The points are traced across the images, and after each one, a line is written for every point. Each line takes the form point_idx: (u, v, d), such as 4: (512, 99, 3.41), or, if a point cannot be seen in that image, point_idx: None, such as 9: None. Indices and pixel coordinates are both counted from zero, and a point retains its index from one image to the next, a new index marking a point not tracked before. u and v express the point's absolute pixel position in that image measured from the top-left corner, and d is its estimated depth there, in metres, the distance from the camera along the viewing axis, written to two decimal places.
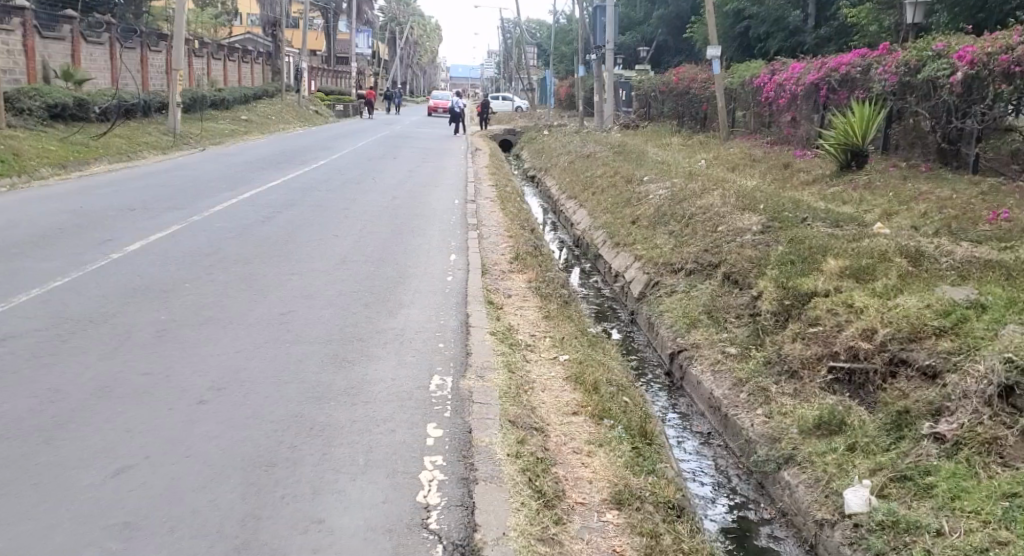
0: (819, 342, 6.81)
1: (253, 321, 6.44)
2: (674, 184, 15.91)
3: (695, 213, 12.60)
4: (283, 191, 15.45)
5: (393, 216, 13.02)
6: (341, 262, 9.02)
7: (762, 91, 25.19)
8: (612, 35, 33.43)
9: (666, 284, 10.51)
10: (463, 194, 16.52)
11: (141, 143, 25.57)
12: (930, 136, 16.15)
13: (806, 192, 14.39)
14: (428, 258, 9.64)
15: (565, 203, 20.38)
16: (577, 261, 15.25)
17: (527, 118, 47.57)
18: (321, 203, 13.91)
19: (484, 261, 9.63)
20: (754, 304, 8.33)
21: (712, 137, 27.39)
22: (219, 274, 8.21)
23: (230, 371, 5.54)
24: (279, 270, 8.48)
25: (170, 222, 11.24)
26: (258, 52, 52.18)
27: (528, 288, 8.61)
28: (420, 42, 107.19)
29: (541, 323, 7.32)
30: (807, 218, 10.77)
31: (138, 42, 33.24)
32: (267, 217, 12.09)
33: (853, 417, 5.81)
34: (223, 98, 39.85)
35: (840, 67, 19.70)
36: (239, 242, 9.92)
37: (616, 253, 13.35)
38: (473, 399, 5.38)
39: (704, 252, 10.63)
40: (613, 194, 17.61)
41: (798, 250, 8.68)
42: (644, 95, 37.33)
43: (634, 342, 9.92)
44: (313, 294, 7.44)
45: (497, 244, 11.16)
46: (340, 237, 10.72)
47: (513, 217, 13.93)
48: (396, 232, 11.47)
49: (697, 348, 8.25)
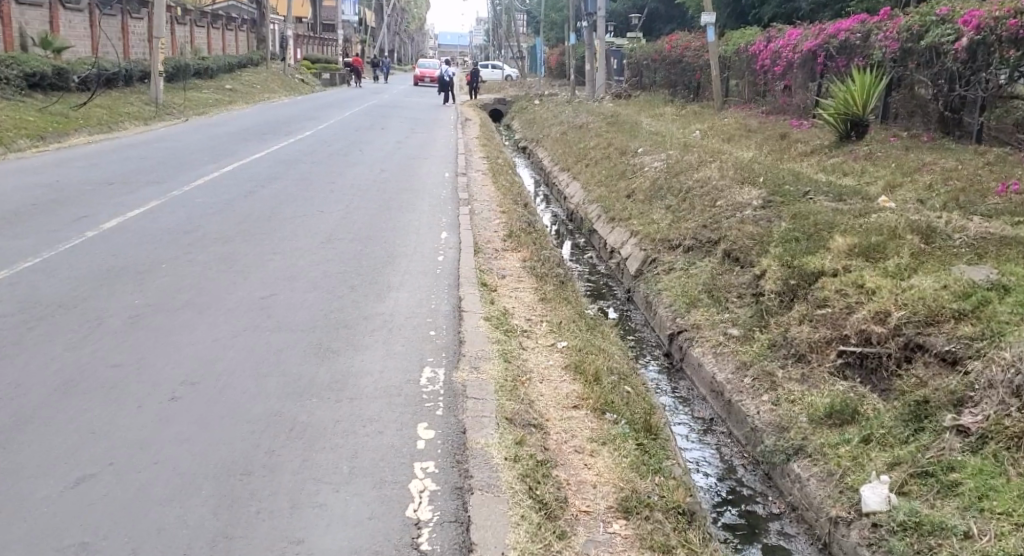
0: (827, 324, 6.49)
1: (231, 307, 6.09)
2: (669, 156, 15.55)
3: (692, 187, 12.27)
4: (268, 163, 15.03)
5: (381, 190, 12.64)
6: (327, 240, 8.67)
7: (756, 58, 24.75)
8: (603, 3, 32.92)
9: (664, 262, 10.20)
10: (453, 166, 16.13)
11: (122, 113, 25.03)
12: (932, 105, 15.86)
13: (805, 164, 14.05)
14: (417, 236, 9.29)
15: (557, 175, 20.01)
16: (570, 236, 14.91)
17: (518, 87, 47.05)
18: (307, 177, 13.51)
19: (477, 239, 9.29)
20: (757, 283, 8.00)
21: (705, 107, 27.01)
22: (198, 253, 7.85)
23: (206, 363, 5.21)
24: (261, 249, 8.12)
25: (149, 197, 10.83)
26: (243, 20, 51.36)
27: (522, 268, 8.27)
28: (407, 10, 106.06)
29: (537, 306, 6.99)
30: (809, 192, 10.46)
31: (118, 9, 32.55)
32: (251, 191, 11.70)
33: (868, 405, 5.51)
34: (207, 67, 39.18)
35: (839, 34, 19.28)
36: (221, 219, 9.54)
37: (611, 228, 13.02)
38: (467, 394, 5.06)
39: (703, 228, 10.31)
40: (606, 166, 17.24)
41: (803, 227, 8.35)
42: (635, 64, 36.87)
43: (631, 322, 9.62)
44: (296, 276, 7.09)
45: (490, 220, 10.81)
46: (326, 213, 10.35)
47: (505, 190, 13.57)
48: (384, 207, 11.10)
49: (697, 330, 7.93)
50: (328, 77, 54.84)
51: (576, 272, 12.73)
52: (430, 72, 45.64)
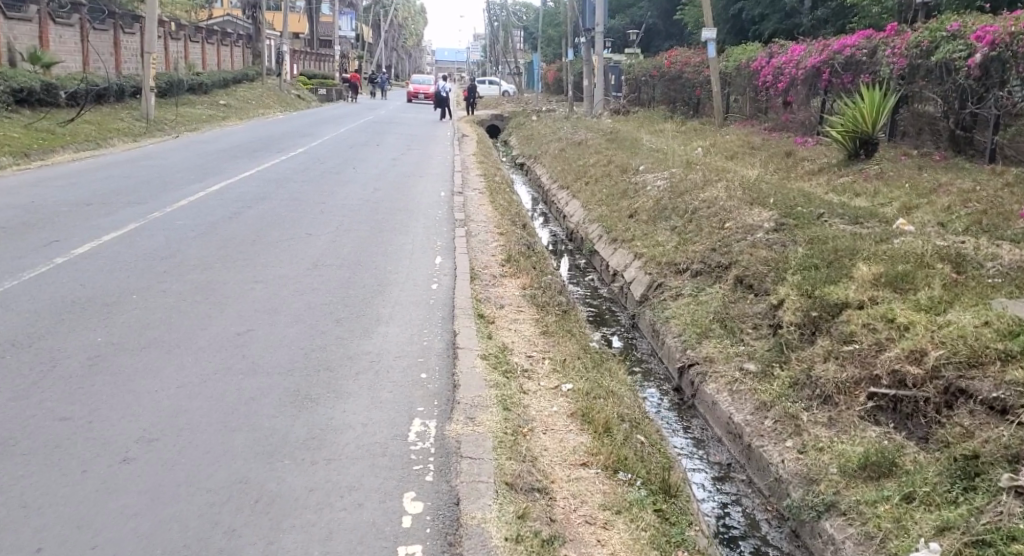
0: (855, 363, 5.96)
1: (200, 347, 5.57)
2: (672, 174, 15.07)
3: (699, 207, 11.76)
4: (256, 182, 14.54)
5: (374, 210, 12.13)
6: (315, 266, 8.16)
7: (758, 74, 24.26)
8: (601, 18, 32.54)
9: (671, 287, 9.67)
10: (449, 185, 15.62)
11: (111, 129, 24.56)
12: (942, 123, 15.42)
13: (814, 184, 13.56)
14: (410, 261, 8.77)
15: (556, 194, 19.51)
16: (570, 257, 14.39)
17: (515, 103, 46.64)
18: (296, 196, 13.03)
19: (473, 264, 8.77)
20: (774, 313, 7.48)
21: (706, 123, 26.55)
22: (173, 281, 7.36)
23: (167, 415, 4.70)
24: (243, 277, 7.62)
25: (128, 220, 10.34)
26: (238, 35, 51.00)
27: (522, 296, 7.76)
28: (405, 26, 106.06)
29: (539, 339, 6.46)
30: (823, 214, 9.95)
31: (110, 24, 32.18)
32: (237, 213, 11.20)
33: (907, 457, 4.99)
34: (201, 83, 38.76)
35: (844, 50, 18.84)
36: (202, 243, 9.03)
37: (613, 250, 12.49)
38: (462, 453, 4.52)
39: (712, 252, 9.79)
40: (607, 185, 16.75)
41: (822, 252, 7.83)
42: (634, 80, 36.47)
43: (637, 351, 9.09)
44: (276, 308, 6.58)
45: (487, 242, 10.29)
46: (315, 235, 9.84)
47: (503, 210, 13.06)
48: (376, 228, 10.59)
49: (710, 362, 7.41)
50: (323, 92, 54.47)
51: (576, 295, 12.20)
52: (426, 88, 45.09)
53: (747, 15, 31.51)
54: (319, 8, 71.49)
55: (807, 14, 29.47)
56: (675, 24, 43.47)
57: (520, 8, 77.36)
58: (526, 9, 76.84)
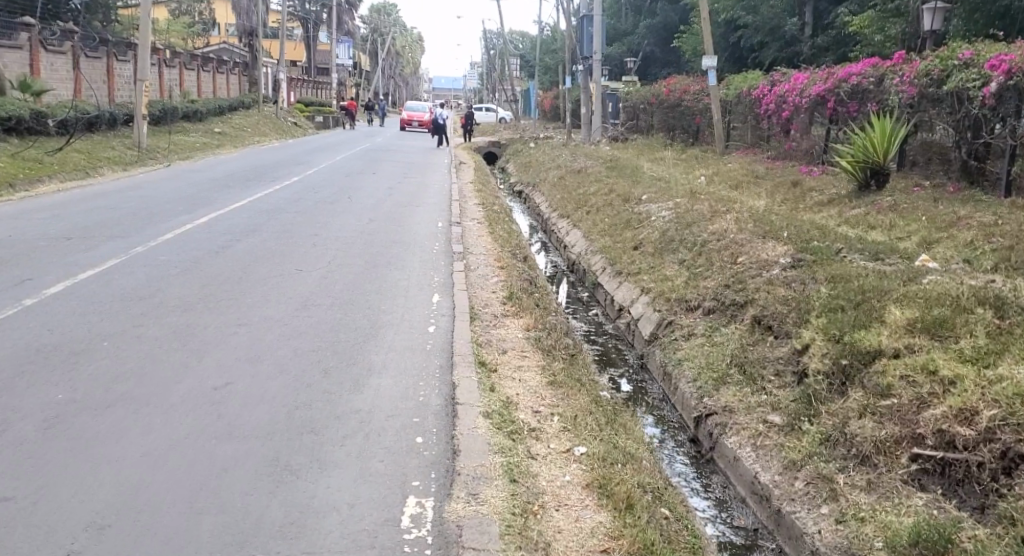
0: (894, 419, 5.43)
1: (171, 406, 5.04)
2: (677, 204, 14.58)
3: (708, 240, 11.25)
4: (246, 213, 14.05)
5: (368, 242, 11.62)
6: (303, 306, 7.64)
7: (760, 102, 23.81)
8: (599, 46, 32.25)
9: (682, 325, 9.16)
10: (447, 214, 15.14)
11: (102, 157, 24.13)
12: (954, 153, 14.98)
13: (825, 216, 13.07)
14: (406, 299, 8.25)
15: (555, 223, 19.01)
16: (572, 290, 13.87)
17: (512, 130, 46.26)
18: (287, 228, 12.54)
19: (473, 303, 8.26)
20: (799, 359, 6.96)
21: (707, 151, 26.14)
22: (150, 325, 6.83)
23: (124, 496, 4.16)
24: (225, 319, 7.10)
25: (108, 255, 9.84)
26: (234, 63, 50.78)
27: (526, 338, 7.24)
28: (403, 54, 106.17)
29: (545, 390, 5.91)
30: (841, 249, 9.45)
31: (103, 52, 31.86)
32: (225, 247, 10.71)
33: (963, 535, 4.49)
34: (196, 110, 38.43)
35: (850, 78, 18.36)
36: (184, 281, 8.53)
37: (618, 283, 11.96)
38: (463, 540, 3.98)
39: (725, 288, 9.29)
40: (609, 215, 16.26)
41: (848, 292, 7.32)
42: (633, 107, 36.12)
43: (648, 395, 8.57)
44: (260, 356, 6.05)
45: (488, 278, 9.76)
46: (305, 272, 9.33)
47: (502, 241, 12.53)
48: (370, 263, 10.08)
49: (730, 411, 6.87)
50: (320, 119, 54.18)
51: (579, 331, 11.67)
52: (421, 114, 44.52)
53: (746, 43, 31.20)
54: (317, 36, 71.44)
55: (808, 41, 29.13)
56: (673, 51, 43.25)
57: (517, 36, 77.34)
58: (523, 36, 76.83)
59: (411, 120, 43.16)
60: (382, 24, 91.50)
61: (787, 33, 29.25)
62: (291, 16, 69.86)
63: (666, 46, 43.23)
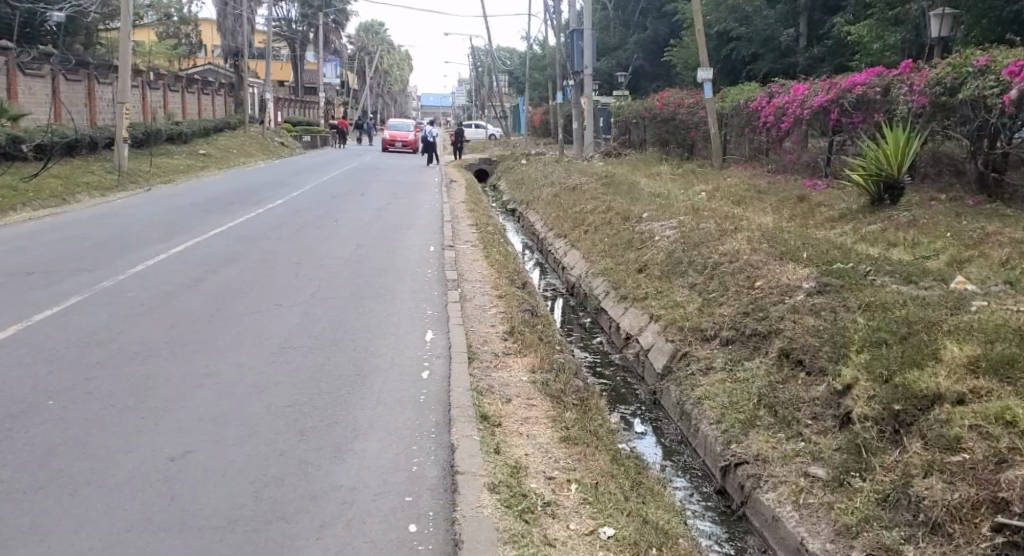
0: (967, 479, 4.74)
1: (118, 491, 4.36)
2: (681, 223, 13.83)
3: (720, 261, 10.48)
4: (225, 241, 13.29)
5: (354, 270, 10.84)
6: (281, 350, 6.88)
7: (758, 113, 23.05)
8: (589, 60, 31.61)
9: (698, 357, 8.40)
10: (439, 237, 14.37)
11: (81, 182, 23.34)
12: (969, 164, 14.33)
13: (839, 232, 12.37)
14: (395, 336, 7.50)
15: (552, 243, 18.27)
16: (573, 314, 13.12)
17: (503, 146, 45.61)
18: (268, 257, 11.79)
19: (470, 339, 7.50)
20: (839, 400, 6.21)
21: (704, 165, 25.47)
22: (105, 378, 6.04)
23: None
24: (190, 369, 6.32)
25: (71, 292, 9.03)
26: (219, 84, 49.99)
27: (529, 380, 6.47)
28: (391, 72, 105.63)
29: (556, 445, 5.17)
30: (869, 272, 8.71)
31: (84, 74, 31.13)
32: (200, 280, 9.92)
33: None
34: (180, 132, 37.68)
35: (855, 87, 17.57)
36: (151, 322, 7.78)
37: (623, 309, 11.18)
38: None
39: (744, 317, 8.54)
40: (609, 233, 15.49)
41: (890, 323, 6.58)
42: (625, 121, 35.42)
43: (665, 438, 7.79)
44: (227, 417, 5.29)
45: (487, 309, 8.99)
46: (285, 307, 8.57)
47: (499, 266, 11.78)
48: (357, 294, 9.32)
49: (765, 461, 6.10)
50: (308, 139, 53.44)
51: (583, 360, 10.88)
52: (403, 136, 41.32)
53: (740, 54, 30.60)
54: (303, 56, 70.79)
55: (803, 52, 28.50)
56: (663, 65, 42.62)
57: (505, 52, 76.79)
58: (511, 52, 76.29)
59: (394, 139, 40.48)
60: (369, 43, 90.77)
61: (782, 44, 28.59)
62: (277, 35, 69.06)
63: (656, 59, 42.59)
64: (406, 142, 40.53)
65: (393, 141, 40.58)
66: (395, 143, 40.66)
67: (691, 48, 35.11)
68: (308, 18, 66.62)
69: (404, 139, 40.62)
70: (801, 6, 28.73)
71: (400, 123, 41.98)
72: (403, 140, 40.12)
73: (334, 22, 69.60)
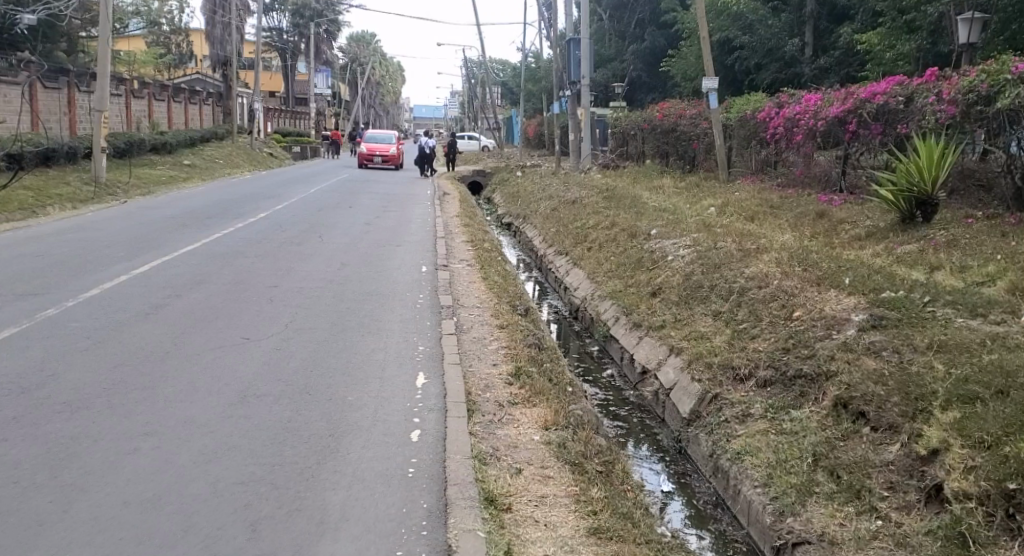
0: None
1: None
2: (696, 241, 12.69)
3: (748, 286, 9.34)
4: (196, 259, 12.17)
5: (337, 295, 9.68)
6: (241, 399, 5.75)
7: (765, 125, 21.96)
8: (587, 70, 30.53)
9: (734, 401, 7.26)
10: (431, 256, 13.22)
11: (54, 194, 22.21)
12: (1005, 180, 13.27)
13: (870, 252, 11.24)
14: (379, 377, 6.38)
15: (552, 261, 17.15)
16: (578, 341, 11.97)
17: (497, 158, 44.47)
18: (242, 278, 10.63)
19: (469, 383, 6.37)
20: (924, 469, 5.19)
21: (708, 178, 24.38)
22: (18, 439, 4.91)
23: None
24: (126, 426, 5.21)
25: (8, 322, 7.87)
26: (207, 93, 48.79)
27: (542, 439, 5.34)
28: (383, 83, 104.71)
29: (587, 542, 4.21)
30: (927, 303, 7.58)
31: (64, 82, 30.05)
32: (160, 308, 8.79)
33: None
34: (165, 142, 36.53)
35: (874, 97, 16.44)
36: (91, 361, 6.65)
37: (637, 339, 10.01)
38: None
39: (785, 355, 7.40)
40: (616, 252, 14.36)
41: (978, 375, 5.55)
42: (622, 133, 34.27)
43: (696, 499, 6.65)
44: (161, 503, 4.23)
45: (487, 343, 7.84)
46: (255, 340, 7.43)
47: (498, 289, 10.65)
48: (338, 324, 8.18)
49: (833, 543, 5.00)
50: (298, 150, 52.27)
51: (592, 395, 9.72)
52: (383, 149, 35.50)
53: (741, 65, 29.55)
54: (294, 66, 69.74)
55: (809, 63, 27.39)
56: (660, 76, 41.53)
57: (498, 62, 75.50)
58: (503, 63, 75.30)
59: (372, 153, 35.05)
60: (361, 53, 89.27)
61: (788, 53, 27.45)
62: (267, 44, 67.80)
63: (653, 69, 41.49)
64: (386, 156, 35.16)
65: (371, 155, 35.16)
66: (374, 157, 35.25)
67: (690, 58, 34.00)
68: (299, 28, 65.25)
69: (384, 152, 35.31)
70: (806, 14, 27.54)
71: (379, 134, 36.59)
72: (382, 153, 34.87)
73: (326, 32, 68.11)
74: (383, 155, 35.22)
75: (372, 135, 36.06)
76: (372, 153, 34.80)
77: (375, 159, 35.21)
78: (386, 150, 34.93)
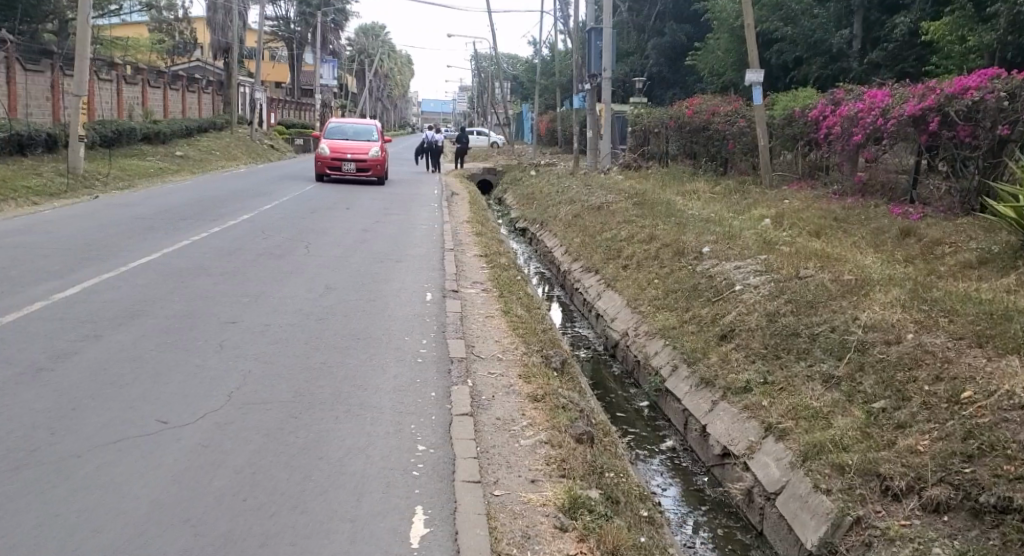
0: None
1: None
2: (768, 265, 10.22)
3: (873, 342, 6.89)
4: (145, 277, 9.83)
5: (313, 338, 7.25)
6: None
7: (816, 123, 19.34)
8: (608, 62, 27.94)
9: (891, 535, 4.88)
10: (439, 276, 10.79)
11: (18, 187, 19.86)
12: None
13: (1000, 287, 8.68)
14: (350, 515, 4.07)
15: (576, 278, 14.77)
16: (620, 388, 9.56)
17: (509, 155, 41.95)
18: (192, 308, 8.22)
19: (501, 532, 4.05)
20: None
21: (746, 182, 21.88)
22: None
23: None
24: None
25: None
26: (206, 81, 46.35)
27: None
28: (391, 76, 102.14)
29: None
30: None
31: (46, 64, 27.69)
32: (63, 358, 6.38)
33: None
34: (157, 132, 34.06)
35: (965, 93, 13.86)
36: None
37: (710, 399, 7.55)
38: None
39: (968, 468, 5.00)
40: (659, 274, 11.98)
41: None
42: (644, 131, 31.61)
43: None
44: None
45: (517, 428, 5.41)
46: (176, 424, 5.08)
47: (525, 329, 8.22)
48: (303, 391, 5.79)
49: None
50: (301, 142, 49.87)
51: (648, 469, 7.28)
52: (353, 148, 23.26)
53: (779, 59, 26.87)
54: (300, 55, 67.22)
55: (857, 57, 24.61)
56: (682, 70, 38.82)
57: (508, 57, 72.74)
58: (513, 57, 72.65)
59: (339, 156, 22.72)
60: (369, 45, 86.63)
61: (834, 47, 24.68)
62: (271, 34, 65.02)
63: (674, 64, 38.77)
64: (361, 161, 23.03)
65: (338, 159, 22.90)
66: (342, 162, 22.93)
67: (718, 52, 31.30)
68: (305, 17, 62.50)
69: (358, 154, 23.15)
70: (856, 4, 24.62)
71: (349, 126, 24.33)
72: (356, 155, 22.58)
73: (334, 22, 65.63)
74: (357, 158, 22.98)
75: (338, 127, 23.76)
76: (340, 154, 22.71)
77: (345, 165, 23.29)
78: (362, 150, 22.75)
